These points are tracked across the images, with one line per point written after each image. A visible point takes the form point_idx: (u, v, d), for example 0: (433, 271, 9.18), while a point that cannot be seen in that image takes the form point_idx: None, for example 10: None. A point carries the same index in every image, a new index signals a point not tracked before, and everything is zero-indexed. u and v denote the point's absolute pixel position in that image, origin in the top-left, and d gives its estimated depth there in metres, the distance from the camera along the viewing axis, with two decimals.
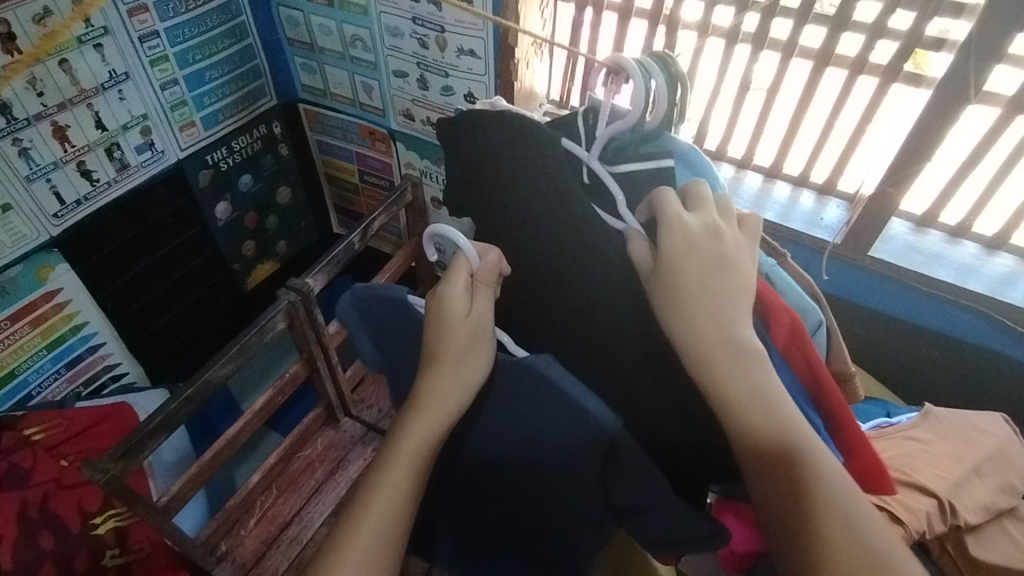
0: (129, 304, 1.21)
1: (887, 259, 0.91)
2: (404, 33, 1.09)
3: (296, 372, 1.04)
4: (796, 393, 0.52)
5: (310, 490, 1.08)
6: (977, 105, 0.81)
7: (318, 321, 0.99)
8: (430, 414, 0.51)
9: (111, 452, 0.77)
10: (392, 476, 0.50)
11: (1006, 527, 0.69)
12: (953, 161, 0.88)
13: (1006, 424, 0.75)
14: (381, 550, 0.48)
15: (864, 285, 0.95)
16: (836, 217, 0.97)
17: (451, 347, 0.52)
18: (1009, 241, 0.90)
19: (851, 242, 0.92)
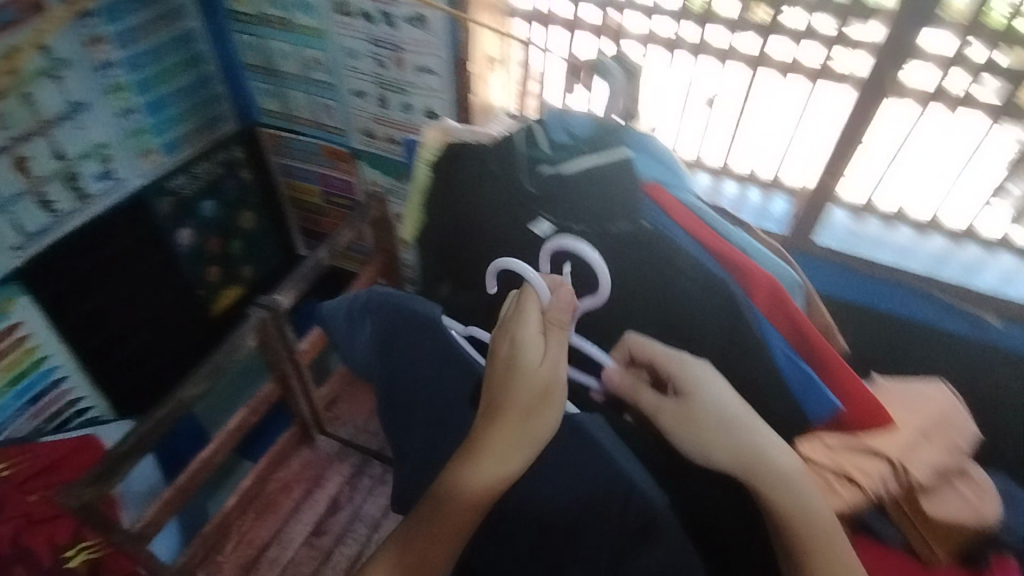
0: (92, 335, 1.18)
1: (831, 246, 0.99)
2: (361, 53, 1.12)
3: (269, 390, 1.04)
4: (786, 348, 0.55)
5: (288, 511, 1.08)
6: (897, 98, 0.87)
7: (288, 338, 0.99)
8: (487, 464, 0.53)
9: (84, 478, 0.77)
10: (429, 527, 0.55)
11: (956, 486, 0.74)
12: (883, 152, 0.94)
13: (947, 391, 0.80)
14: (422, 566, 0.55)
15: (815, 271, 1.02)
16: (783, 210, 1.05)
17: (518, 404, 0.53)
18: (938, 222, 0.97)
19: (797, 231, 1.01)
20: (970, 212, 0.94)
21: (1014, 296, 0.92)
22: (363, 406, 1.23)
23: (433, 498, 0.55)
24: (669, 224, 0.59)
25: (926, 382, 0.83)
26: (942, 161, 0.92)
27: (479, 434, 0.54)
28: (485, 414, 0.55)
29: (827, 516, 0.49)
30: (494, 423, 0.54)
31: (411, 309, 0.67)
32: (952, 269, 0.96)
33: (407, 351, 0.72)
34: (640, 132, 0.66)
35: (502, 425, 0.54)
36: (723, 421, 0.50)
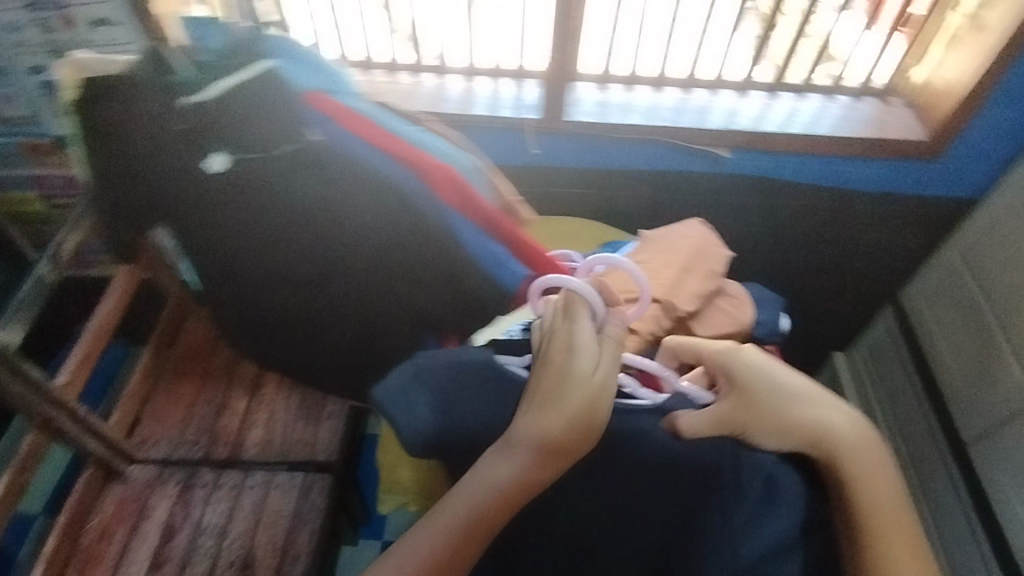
0: None
1: (580, 120, 0.98)
2: (14, 19, 0.91)
3: (37, 442, 0.88)
4: (489, 254, 0.52)
5: (115, 557, 0.96)
6: None
7: (35, 378, 0.83)
8: (504, 470, 0.46)
9: None
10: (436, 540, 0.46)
11: (722, 306, 0.83)
12: (600, 21, 0.98)
13: (700, 226, 0.89)
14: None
15: (569, 147, 1.03)
16: (533, 96, 1.03)
17: (569, 408, 0.46)
18: (668, 76, 1.03)
19: (548, 114, 0.98)
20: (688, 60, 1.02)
21: (739, 126, 0.98)
22: (173, 419, 1.11)
23: (466, 512, 0.46)
24: (336, 137, 0.49)
25: (683, 223, 0.91)
26: (652, 17, 0.97)
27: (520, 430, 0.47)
28: (526, 416, 0.47)
29: (893, 494, 0.49)
30: (540, 416, 0.47)
31: (464, 360, 0.55)
32: (689, 116, 1.00)
33: (483, 428, 0.55)
34: (277, 38, 0.52)
35: (548, 435, 0.46)
36: (769, 401, 0.53)
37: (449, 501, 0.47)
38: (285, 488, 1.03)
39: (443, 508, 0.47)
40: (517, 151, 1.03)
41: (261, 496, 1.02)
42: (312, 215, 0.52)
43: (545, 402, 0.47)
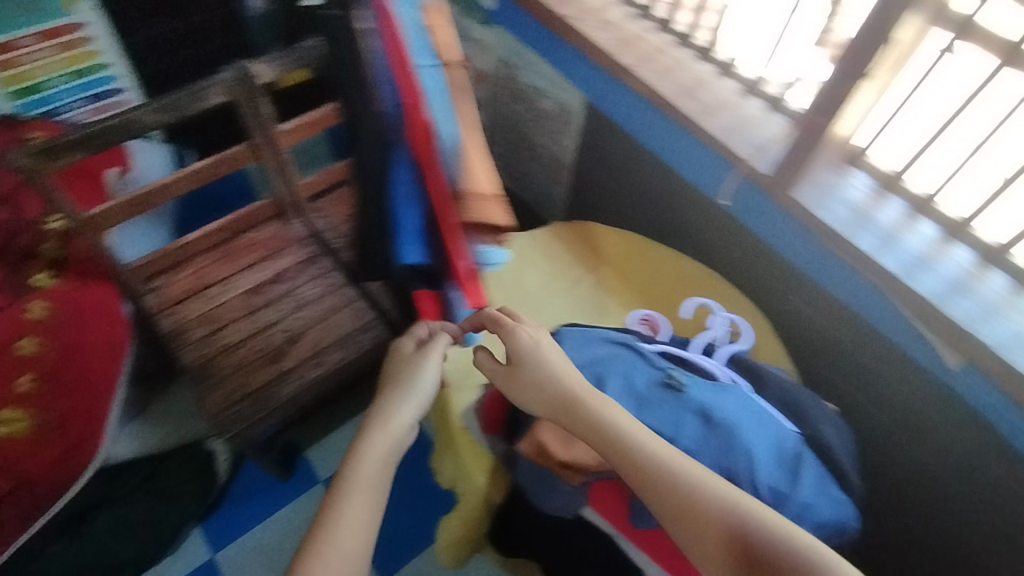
0: (151, 62, 1.31)
1: (806, 207, 0.78)
2: None
3: (237, 153, 1.08)
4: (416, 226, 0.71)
5: (243, 264, 1.20)
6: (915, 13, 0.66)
7: (259, 109, 1.03)
8: (361, 480, 0.64)
9: (29, 149, 0.86)
10: (351, 504, 0.62)
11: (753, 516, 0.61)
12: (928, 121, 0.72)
13: (830, 414, 0.71)
14: (351, 556, 0.59)
15: (767, 215, 0.84)
16: (779, 151, 0.82)
17: (412, 383, 0.73)
18: (968, 229, 0.75)
19: (779, 176, 0.79)
20: (1014, 232, 0.71)
21: (1001, 348, 0.69)
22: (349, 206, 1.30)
23: (361, 498, 0.62)
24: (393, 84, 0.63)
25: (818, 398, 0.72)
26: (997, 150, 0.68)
27: (387, 408, 0.70)
28: (385, 399, 0.71)
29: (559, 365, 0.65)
30: (389, 405, 0.70)
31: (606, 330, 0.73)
32: (937, 285, 0.73)
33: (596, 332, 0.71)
34: None
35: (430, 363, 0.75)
36: (522, 364, 0.65)
37: (338, 484, 0.64)
38: (357, 315, 1.17)
39: (338, 493, 0.63)
40: (711, 185, 0.89)
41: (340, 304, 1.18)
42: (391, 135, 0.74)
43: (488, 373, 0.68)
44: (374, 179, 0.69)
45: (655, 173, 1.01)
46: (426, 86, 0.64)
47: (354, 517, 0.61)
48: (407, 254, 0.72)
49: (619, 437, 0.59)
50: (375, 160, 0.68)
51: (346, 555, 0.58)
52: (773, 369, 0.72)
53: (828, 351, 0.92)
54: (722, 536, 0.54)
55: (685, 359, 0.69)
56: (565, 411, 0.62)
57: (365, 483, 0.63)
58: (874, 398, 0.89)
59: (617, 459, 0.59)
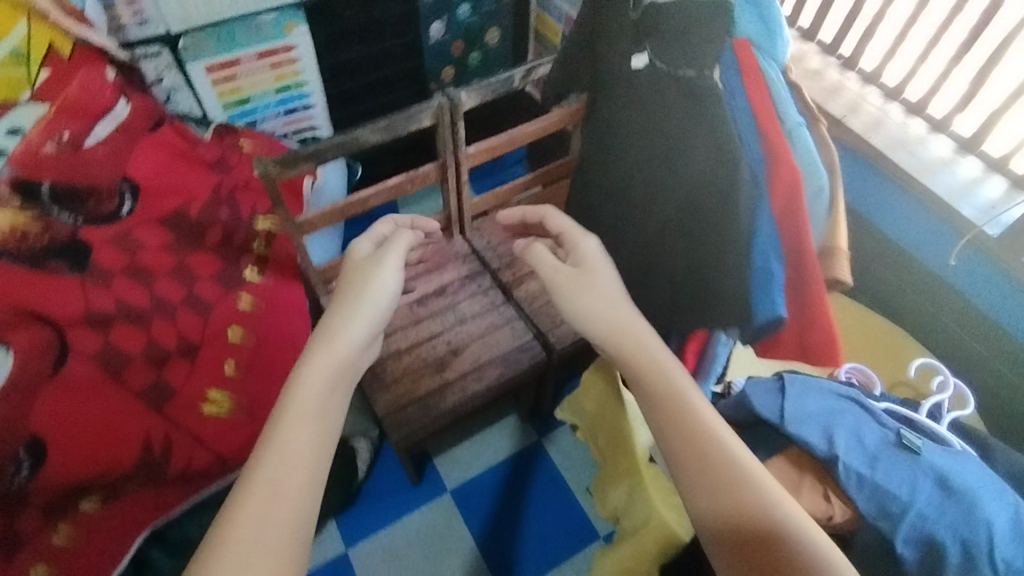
0: (341, 80, 1.43)
1: None
2: None
3: (428, 172, 1.15)
4: (768, 246, 0.74)
5: (412, 276, 1.28)
6: None
7: (457, 134, 1.10)
8: (298, 412, 0.54)
9: (274, 158, 0.96)
10: (295, 429, 0.53)
11: None
12: None
13: None
14: (283, 493, 0.50)
15: (991, 280, 0.85)
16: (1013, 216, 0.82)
17: (358, 275, 0.69)
18: None
19: (1007, 241, 0.80)
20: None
21: None
22: (506, 227, 1.36)
23: (305, 430, 0.54)
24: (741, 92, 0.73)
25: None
26: None
27: (338, 297, 0.67)
28: (331, 320, 0.63)
29: (610, 295, 0.64)
30: (348, 302, 0.65)
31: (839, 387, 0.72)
32: None
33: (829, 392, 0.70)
34: None
35: (554, 268, 0.69)
36: (590, 290, 0.65)
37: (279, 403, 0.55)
38: (516, 333, 1.22)
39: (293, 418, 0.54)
40: (937, 254, 0.90)
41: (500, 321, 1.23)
42: (687, 137, 0.76)
43: (591, 304, 0.64)
44: (739, 217, 0.74)
45: (853, 229, 1.03)
46: (795, 146, 0.74)
47: (303, 436, 0.53)
48: (773, 308, 0.74)
49: (668, 380, 0.57)
50: (741, 200, 0.73)
51: (291, 485, 0.50)
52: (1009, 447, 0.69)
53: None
54: (740, 510, 0.49)
55: (913, 420, 0.68)
56: (620, 346, 0.60)
57: (305, 441, 0.53)
58: None
59: (665, 409, 0.55)
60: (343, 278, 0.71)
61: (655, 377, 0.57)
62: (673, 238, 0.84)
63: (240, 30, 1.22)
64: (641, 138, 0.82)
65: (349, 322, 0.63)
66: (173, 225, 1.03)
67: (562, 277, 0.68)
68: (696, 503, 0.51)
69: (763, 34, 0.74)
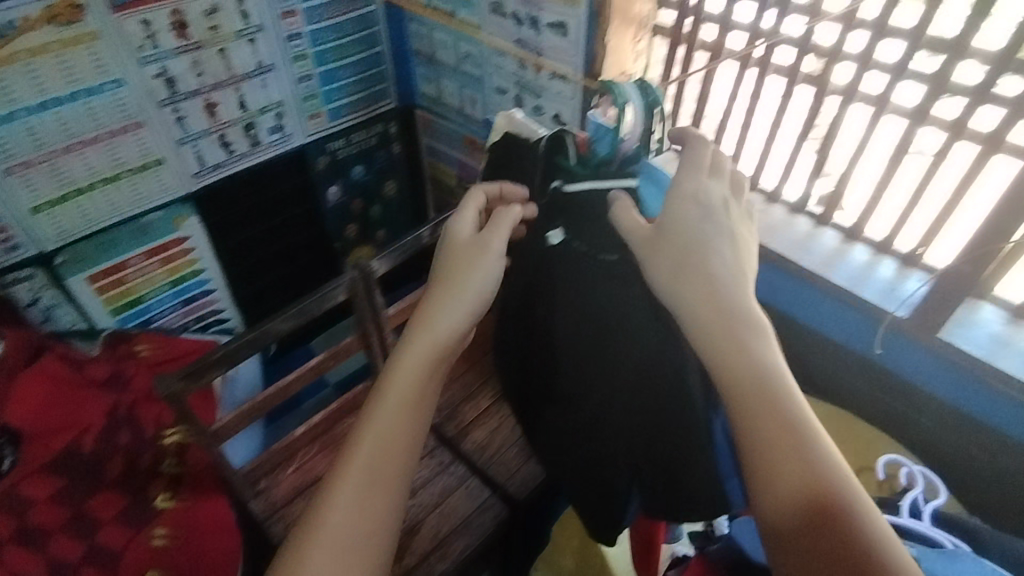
0: (242, 260, 1.38)
1: (959, 344, 0.82)
2: (507, 52, 1.16)
3: (349, 344, 1.13)
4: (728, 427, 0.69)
5: None
6: (1001, 158, 0.77)
7: (375, 301, 1.08)
8: (390, 404, 0.55)
9: (178, 372, 0.91)
10: (386, 426, 0.54)
11: None
12: None
13: None
14: (367, 498, 0.51)
15: (918, 360, 0.88)
16: (916, 291, 0.88)
17: (460, 265, 0.61)
18: None
19: (920, 318, 0.84)
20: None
21: None
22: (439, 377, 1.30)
23: (404, 434, 0.54)
24: None
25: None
26: None
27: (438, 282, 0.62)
28: (433, 295, 0.61)
29: (699, 259, 0.56)
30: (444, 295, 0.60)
31: None
32: None
33: None
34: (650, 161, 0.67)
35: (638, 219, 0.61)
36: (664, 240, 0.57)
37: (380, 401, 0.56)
38: (472, 494, 1.13)
39: (388, 417, 0.55)
40: (862, 341, 0.93)
41: (452, 485, 1.14)
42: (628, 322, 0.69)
43: (675, 250, 0.57)
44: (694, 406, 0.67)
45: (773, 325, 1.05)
46: None
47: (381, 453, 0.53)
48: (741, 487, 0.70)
49: (771, 368, 0.51)
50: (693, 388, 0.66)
51: (373, 496, 0.52)
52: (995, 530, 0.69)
53: (996, 493, 0.90)
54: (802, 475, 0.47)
55: (898, 525, 0.68)
56: (707, 309, 0.54)
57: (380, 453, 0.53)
58: None
59: (756, 401, 0.50)
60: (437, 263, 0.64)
61: (760, 370, 0.51)
62: (620, 435, 0.74)
63: (123, 234, 1.16)
64: (574, 342, 0.72)
65: (448, 325, 0.59)
66: (65, 467, 0.96)
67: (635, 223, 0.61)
68: (761, 467, 0.48)
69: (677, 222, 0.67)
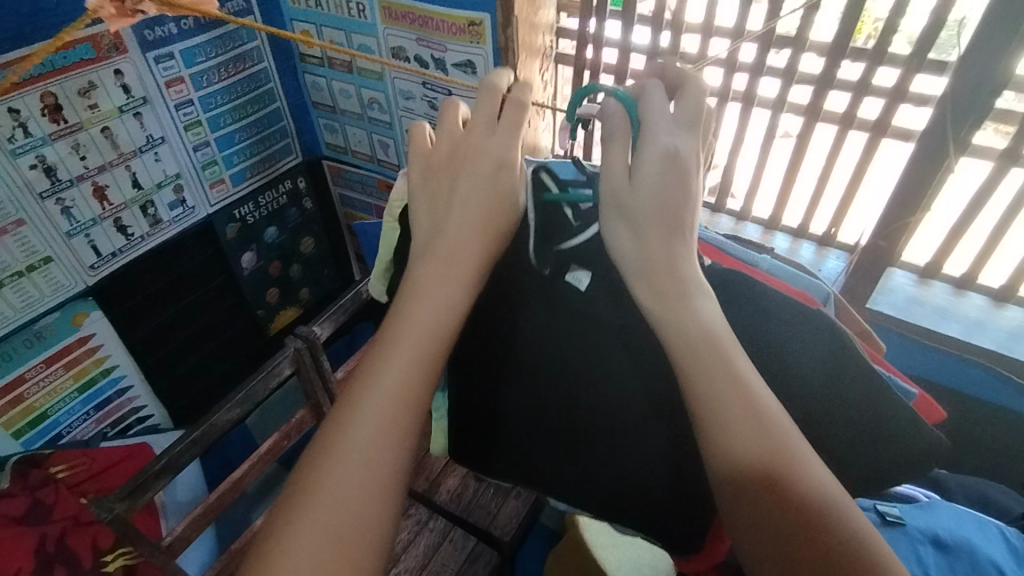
0: (158, 349, 1.26)
1: (887, 311, 0.94)
2: (415, 95, 1.16)
3: (302, 417, 1.07)
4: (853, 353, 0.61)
5: None
6: (890, 140, 0.89)
7: (323, 368, 1.03)
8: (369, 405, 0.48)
9: (118, 492, 0.82)
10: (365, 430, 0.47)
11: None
12: (937, 228, 0.93)
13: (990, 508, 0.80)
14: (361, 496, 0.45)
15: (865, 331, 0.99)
16: (836, 267, 1.00)
17: (478, 171, 0.55)
18: (977, 281, 0.94)
19: (848, 294, 0.96)
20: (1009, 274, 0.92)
21: None
22: None
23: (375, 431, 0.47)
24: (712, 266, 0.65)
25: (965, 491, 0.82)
26: (1009, 239, 0.88)
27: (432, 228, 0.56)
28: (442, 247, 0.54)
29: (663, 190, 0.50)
30: (455, 225, 0.55)
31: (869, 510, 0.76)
32: (998, 336, 0.90)
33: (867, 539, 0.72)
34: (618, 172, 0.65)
35: (621, 159, 0.51)
36: (638, 204, 0.50)
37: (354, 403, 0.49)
38: (458, 546, 1.10)
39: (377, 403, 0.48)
40: None
41: (436, 541, 1.11)
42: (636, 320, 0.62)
43: (652, 209, 0.50)
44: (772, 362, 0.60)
45: None
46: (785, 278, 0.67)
47: (362, 457, 0.46)
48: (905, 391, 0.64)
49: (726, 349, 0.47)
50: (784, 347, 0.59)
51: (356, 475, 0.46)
52: (949, 474, 0.85)
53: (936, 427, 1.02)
54: (747, 441, 0.43)
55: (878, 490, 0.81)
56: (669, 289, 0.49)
57: (361, 458, 0.46)
58: (972, 453, 1.00)
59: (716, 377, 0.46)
60: (428, 189, 0.57)
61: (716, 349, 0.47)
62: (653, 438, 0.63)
63: (15, 346, 1.03)
64: None
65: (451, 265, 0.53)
66: None
67: (614, 164, 0.52)
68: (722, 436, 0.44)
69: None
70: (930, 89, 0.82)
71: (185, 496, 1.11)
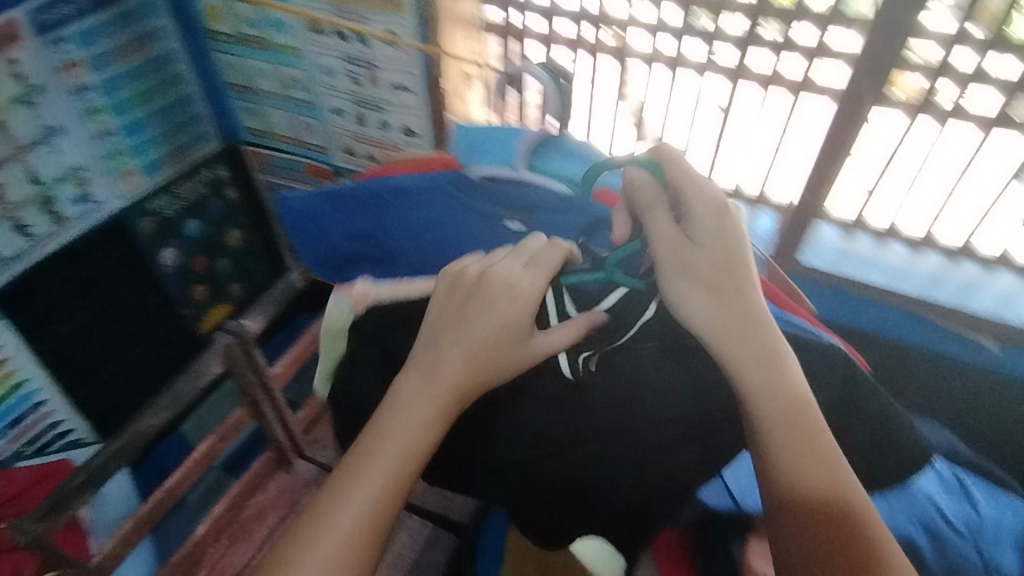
0: (72, 358, 1.16)
1: (820, 264, 0.99)
2: (337, 71, 1.10)
3: (238, 417, 1.01)
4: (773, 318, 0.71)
5: (262, 538, 1.08)
6: (809, 96, 0.90)
7: (258, 363, 0.97)
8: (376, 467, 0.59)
9: (34, 512, 0.74)
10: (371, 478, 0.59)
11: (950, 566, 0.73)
12: (864, 178, 0.96)
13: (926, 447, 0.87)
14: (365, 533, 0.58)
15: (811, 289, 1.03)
16: (768, 226, 1.02)
17: (509, 265, 0.62)
18: (897, 229, 1.01)
19: (781, 251, 0.99)
20: (926, 219, 0.98)
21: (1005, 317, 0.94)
22: None
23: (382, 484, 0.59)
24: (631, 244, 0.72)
25: None
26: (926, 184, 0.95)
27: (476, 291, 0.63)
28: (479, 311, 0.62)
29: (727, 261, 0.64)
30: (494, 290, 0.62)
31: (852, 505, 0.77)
32: (920, 283, 0.99)
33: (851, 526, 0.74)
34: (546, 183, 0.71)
35: (669, 225, 0.62)
36: (698, 265, 0.62)
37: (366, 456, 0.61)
38: (415, 533, 1.08)
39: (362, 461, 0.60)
40: None
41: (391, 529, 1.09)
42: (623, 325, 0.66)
43: (713, 272, 0.62)
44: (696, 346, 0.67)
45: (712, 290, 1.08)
46: None
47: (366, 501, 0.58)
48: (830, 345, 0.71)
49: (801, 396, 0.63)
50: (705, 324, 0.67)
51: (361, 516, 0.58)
52: None
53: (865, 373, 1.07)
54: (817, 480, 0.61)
55: None
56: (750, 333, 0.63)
57: (374, 502, 0.58)
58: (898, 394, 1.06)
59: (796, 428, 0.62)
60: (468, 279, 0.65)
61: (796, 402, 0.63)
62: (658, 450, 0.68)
63: None
64: None
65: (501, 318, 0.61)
66: None
67: (662, 226, 0.62)
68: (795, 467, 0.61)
69: (574, 210, 0.68)
70: (847, 45, 0.84)
71: (114, 511, 1.03)
